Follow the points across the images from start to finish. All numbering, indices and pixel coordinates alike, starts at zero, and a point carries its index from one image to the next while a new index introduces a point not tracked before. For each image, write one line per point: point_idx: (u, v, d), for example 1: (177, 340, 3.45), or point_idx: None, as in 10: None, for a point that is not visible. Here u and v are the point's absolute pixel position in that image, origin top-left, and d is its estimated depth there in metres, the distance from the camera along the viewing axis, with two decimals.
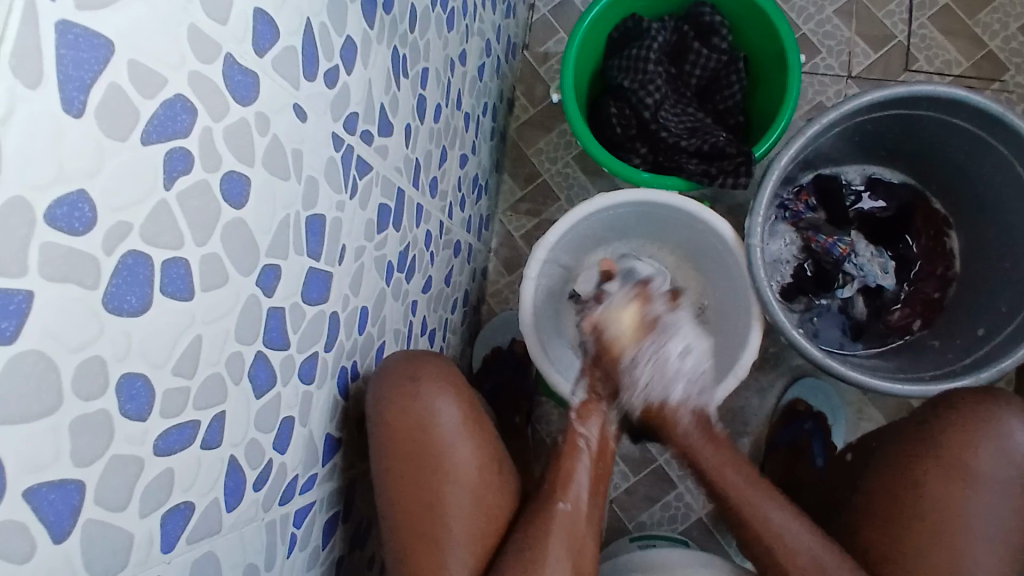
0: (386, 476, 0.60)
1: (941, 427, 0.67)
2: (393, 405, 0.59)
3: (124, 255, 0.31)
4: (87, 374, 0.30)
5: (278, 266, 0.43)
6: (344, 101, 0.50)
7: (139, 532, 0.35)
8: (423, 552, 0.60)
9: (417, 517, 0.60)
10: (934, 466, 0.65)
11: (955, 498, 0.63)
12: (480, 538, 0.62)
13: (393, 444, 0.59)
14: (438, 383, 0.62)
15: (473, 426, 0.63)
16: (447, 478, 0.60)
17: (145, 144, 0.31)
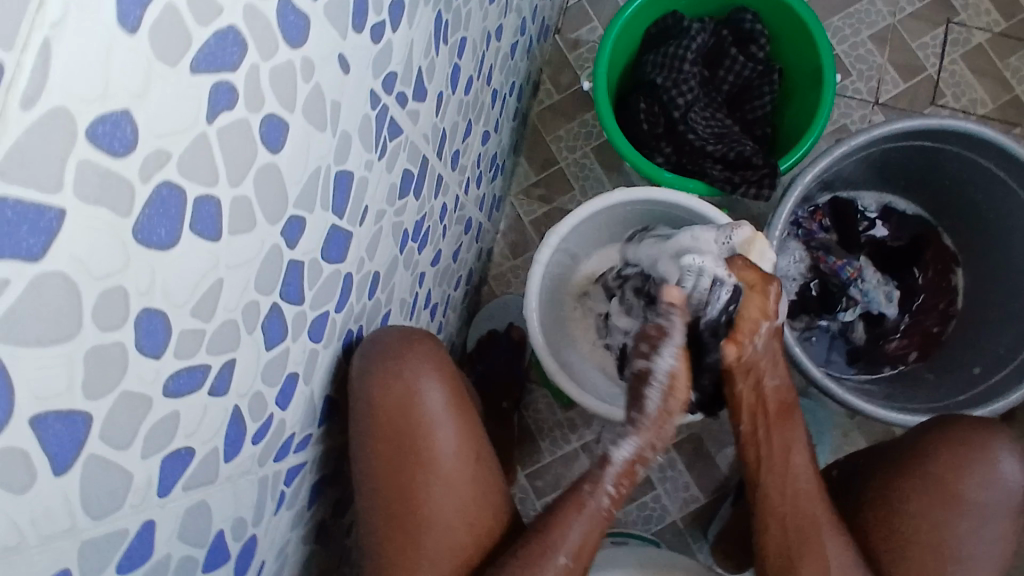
0: (365, 457, 0.58)
1: (932, 447, 0.68)
2: (376, 385, 0.57)
3: (160, 185, 0.30)
4: (109, 305, 0.29)
5: (303, 219, 0.42)
6: (386, 59, 0.48)
7: (139, 474, 0.34)
8: (399, 537, 0.59)
9: (395, 500, 0.59)
10: (924, 487, 0.67)
11: (942, 517, 0.66)
12: (460, 525, 0.60)
13: (374, 425, 0.58)
14: (425, 364, 0.60)
15: (457, 412, 0.61)
16: (426, 465, 0.59)
17: (194, 72, 0.30)
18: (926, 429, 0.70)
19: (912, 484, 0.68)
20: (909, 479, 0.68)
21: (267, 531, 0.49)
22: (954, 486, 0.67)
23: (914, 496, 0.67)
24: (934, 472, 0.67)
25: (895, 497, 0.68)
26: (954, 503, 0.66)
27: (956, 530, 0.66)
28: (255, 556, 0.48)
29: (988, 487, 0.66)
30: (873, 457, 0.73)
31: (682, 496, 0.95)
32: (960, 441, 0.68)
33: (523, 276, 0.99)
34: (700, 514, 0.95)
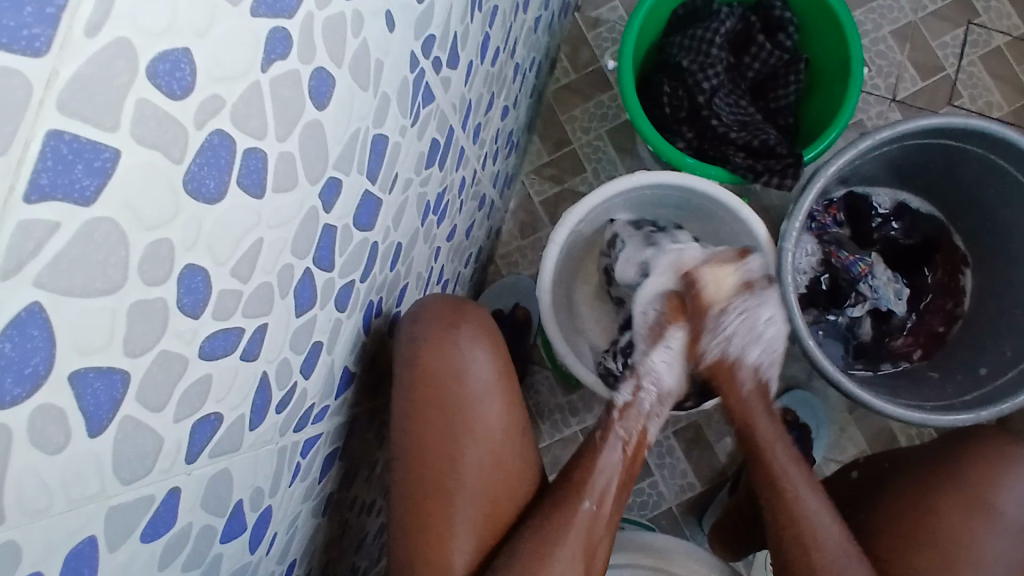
0: (407, 420, 0.58)
1: (961, 456, 0.69)
2: (425, 347, 0.58)
3: (211, 133, 0.28)
4: (154, 257, 0.27)
5: (340, 181, 0.40)
6: (428, 20, 0.46)
7: (169, 438, 0.32)
8: (433, 506, 0.58)
9: (431, 468, 0.58)
10: (951, 493, 0.68)
11: (967, 524, 0.66)
12: (491, 502, 0.60)
13: (418, 388, 0.58)
14: (475, 333, 0.60)
15: (504, 385, 0.61)
16: (469, 434, 0.59)
17: (253, 15, 0.28)
18: (954, 439, 0.72)
19: (943, 496, 0.68)
20: (942, 490, 0.68)
21: (281, 502, 0.47)
22: (984, 499, 0.67)
23: (946, 509, 0.67)
24: (965, 485, 0.68)
25: (926, 510, 0.68)
26: (980, 511, 0.66)
27: (980, 540, 0.65)
28: (269, 528, 0.47)
29: (1018, 499, 0.66)
30: (899, 466, 0.73)
31: (679, 483, 0.96)
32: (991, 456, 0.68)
33: (531, 256, 0.98)
34: (696, 502, 0.95)
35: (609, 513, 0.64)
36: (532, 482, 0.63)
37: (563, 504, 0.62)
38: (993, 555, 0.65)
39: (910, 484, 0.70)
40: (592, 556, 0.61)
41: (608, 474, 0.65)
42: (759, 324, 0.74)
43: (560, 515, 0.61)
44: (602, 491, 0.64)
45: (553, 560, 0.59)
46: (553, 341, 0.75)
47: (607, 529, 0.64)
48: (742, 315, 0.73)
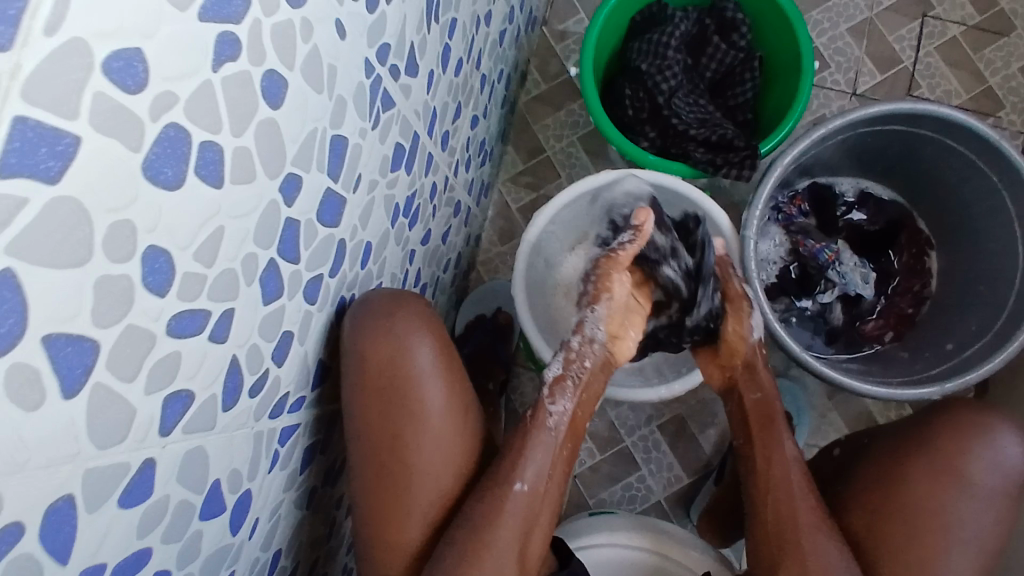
0: (356, 409, 0.60)
1: (934, 428, 0.71)
2: (369, 340, 0.58)
3: (167, 126, 0.31)
4: (117, 237, 0.30)
5: (300, 177, 0.44)
6: (380, 30, 0.50)
7: (141, 410, 0.35)
8: (388, 485, 0.62)
9: (386, 455, 0.61)
10: (925, 466, 0.69)
11: (943, 497, 0.68)
12: (439, 479, 0.63)
13: (365, 380, 0.59)
14: (416, 322, 0.62)
15: (446, 370, 0.64)
16: (415, 420, 0.62)
17: (201, 19, 0.32)
18: (925, 414, 0.73)
19: (914, 469, 0.69)
20: (915, 462, 0.70)
21: (261, 487, 0.50)
22: (955, 470, 0.68)
23: (917, 480, 0.69)
24: (936, 456, 0.69)
25: (898, 481, 0.70)
26: (955, 482, 0.68)
27: (955, 513, 0.67)
28: (249, 514, 0.49)
29: (988, 468, 0.68)
30: (875, 442, 0.75)
31: (666, 476, 0.97)
32: (963, 425, 0.70)
33: (511, 262, 1.01)
34: (684, 494, 0.97)
35: (549, 490, 0.65)
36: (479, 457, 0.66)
37: (499, 486, 0.62)
38: (964, 522, 0.67)
39: (881, 458, 0.72)
40: (530, 532, 0.64)
41: (552, 454, 0.65)
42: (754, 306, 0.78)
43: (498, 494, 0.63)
44: (535, 475, 0.64)
45: (496, 538, 0.61)
46: (533, 340, 0.80)
47: (548, 504, 0.65)
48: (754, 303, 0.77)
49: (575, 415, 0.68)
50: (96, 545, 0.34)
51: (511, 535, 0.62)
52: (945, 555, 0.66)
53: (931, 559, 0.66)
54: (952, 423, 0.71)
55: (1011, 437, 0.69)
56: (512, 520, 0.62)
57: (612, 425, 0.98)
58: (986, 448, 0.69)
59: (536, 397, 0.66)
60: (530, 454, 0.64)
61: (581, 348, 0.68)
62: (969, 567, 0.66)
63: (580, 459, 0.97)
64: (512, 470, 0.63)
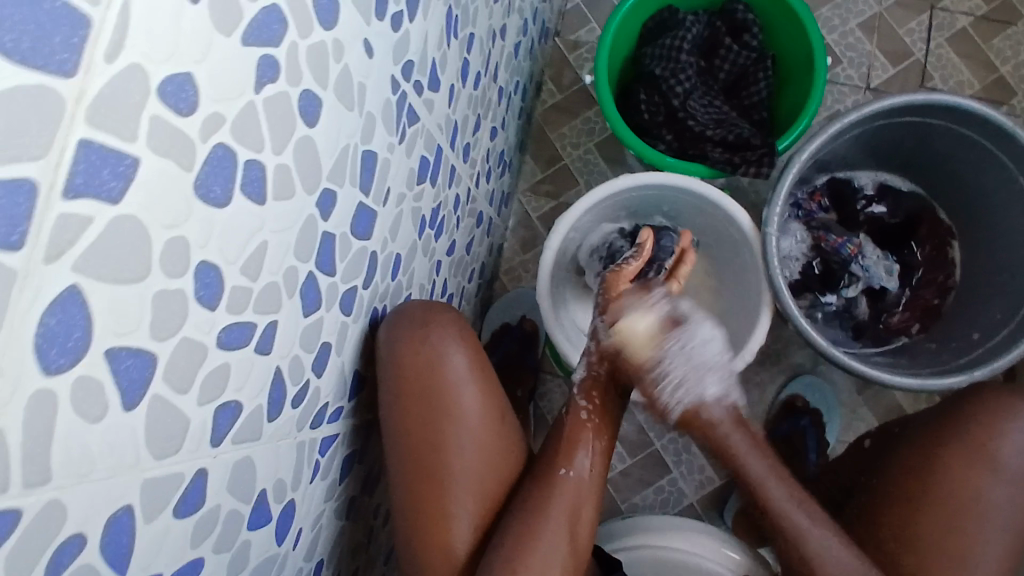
0: (394, 418, 0.61)
1: (965, 413, 0.71)
2: (404, 347, 0.59)
3: (216, 146, 0.33)
4: (173, 253, 0.32)
5: (334, 192, 0.45)
6: (404, 47, 0.51)
7: (195, 420, 0.36)
8: (431, 493, 0.62)
9: (427, 462, 0.62)
10: (955, 449, 0.69)
11: (971, 480, 0.68)
12: (481, 482, 0.64)
13: (402, 388, 0.60)
14: (447, 329, 0.64)
15: (479, 373, 0.65)
16: (453, 424, 0.63)
17: (245, 44, 0.33)
18: (953, 399, 0.74)
19: (945, 453, 0.69)
20: (944, 447, 0.70)
21: (304, 497, 0.51)
22: (985, 453, 0.68)
23: (948, 464, 0.69)
24: (967, 439, 0.69)
25: (928, 467, 0.70)
26: (984, 465, 0.68)
27: (985, 496, 0.67)
28: (293, 523, 0.50)
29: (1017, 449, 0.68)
30: (908, 432, 0.75)
31: (698, 478, 0.97)
32: (994, 408, 0.70)
33: (534, 270, 1.02)
34: (717, 496, 0.97)
35: (590, 485, 0.68)
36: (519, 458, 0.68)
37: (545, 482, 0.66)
38: (998, 505, 0.66)
39: (911, 446, 0.72)
40: (579, 526, 0.66)
41: (590, 453, 0.70)
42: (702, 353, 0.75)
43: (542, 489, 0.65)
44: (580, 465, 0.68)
45: (545, 533, 0.63)
46: (557, 341, 0.80)
47: (590, 500, 0.68)
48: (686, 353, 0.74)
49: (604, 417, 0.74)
50: (152, 556, 0.36)
51: (561, 531, 0.64)
52: (981, 540, 0.66)
53: (968, 546, 0.66)
54: (978, 406, 0.71)
55: None
56: (560, 513, 0.64)
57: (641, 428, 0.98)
58: (1015, 430, 0.69)
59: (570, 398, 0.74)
60: (572, 454, 0.68)
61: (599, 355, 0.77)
62: (1006, 551, 0.65)
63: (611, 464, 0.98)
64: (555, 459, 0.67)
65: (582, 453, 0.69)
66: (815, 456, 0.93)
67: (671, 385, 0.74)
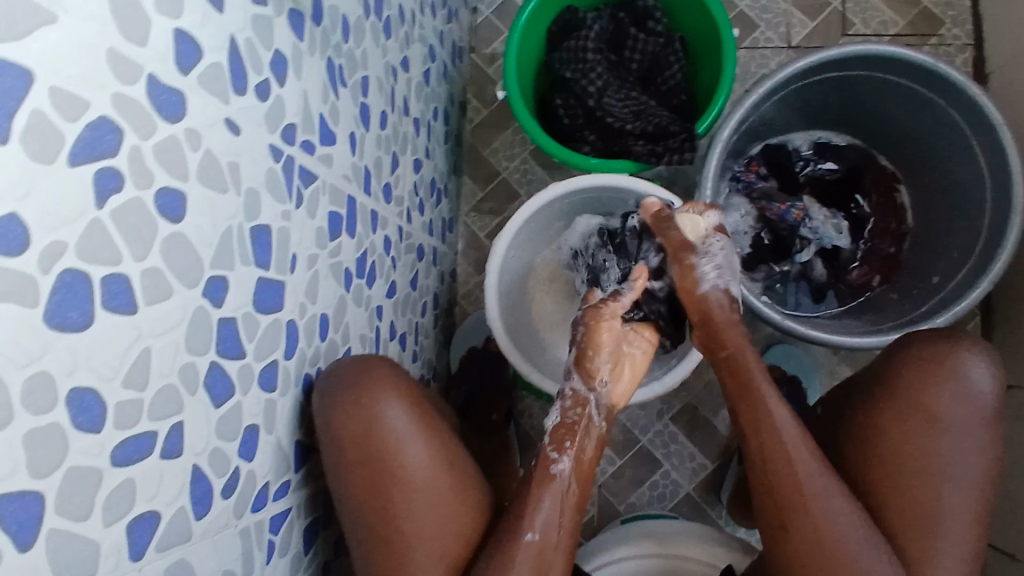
0: (341, 484, 0.60)
1: (898, 369, 0.71)
2: (338, 415, 0.58)
3: (63, 273, 0.32)
4: (36, 389, 0.31)
5: (225, 277, 0.45)
6: (279, 113, 0.50)
7: (106, 541, 0.36)
8: (391, 555, 0.62)
9: (381, 524, 0.62)
10: (900, 411, 0.70)
11: (921, 441, 0.68)
12: (439, 539, 0.64)
13: (344, 454, 0.60)
14: (385, 387, 0.63)
15: (422, 426, 0.65)
16: (401, 484, 0.63)
17: (73, 165, 0.32)
18: (892, 353, 0.74)
19: (889, 416, 0.70)
20: (885, 413, 0.70)
21: None
22: (929, 410, 0.69)
23: (892, 429, 0.69)
24: (909, 396, 0.70)
25: (876, 436, 0.70)
26: (933, 423, 0.68)
27: (939, 456, 0.67)
28: None
29: (954, 401, 0.69)
30: (849, 398, 0.75)
31: (690, 467, 1.01)
32: (929, 358, 0.71)
33: None
34: (711, 481, 1.00)
35: (559, 534, 0.66)
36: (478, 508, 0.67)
37: (506, 536, 0.64)
38: (950, 460, 0.67)
39: (856, 417, 0.72)
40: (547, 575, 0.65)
41: (553, 505, 0.66)
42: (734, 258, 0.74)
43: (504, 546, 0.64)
44: (546, 523, 0.65)
45: None
46: (515, 363, 0.80)
47: (562, 549, 0.66)
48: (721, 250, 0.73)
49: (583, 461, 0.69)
50: None
51: None
52: (942, 496, 0.67)
53: (930, 506, 0.67)
54: (909, 365, 0.71)
55: (975, 360, 0.70)
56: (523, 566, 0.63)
57: (625, 428, 1.02)
58: (951, 381, 0.69)
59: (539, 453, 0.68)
60: (536, 507, 0.65)
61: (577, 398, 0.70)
62: (968, 501, 0.67)
63: (602, 468, 1.01)
64: (519, 524, 0.64)
65: (545, 500, 0.66)
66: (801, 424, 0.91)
67: (715, 275, 0.72)
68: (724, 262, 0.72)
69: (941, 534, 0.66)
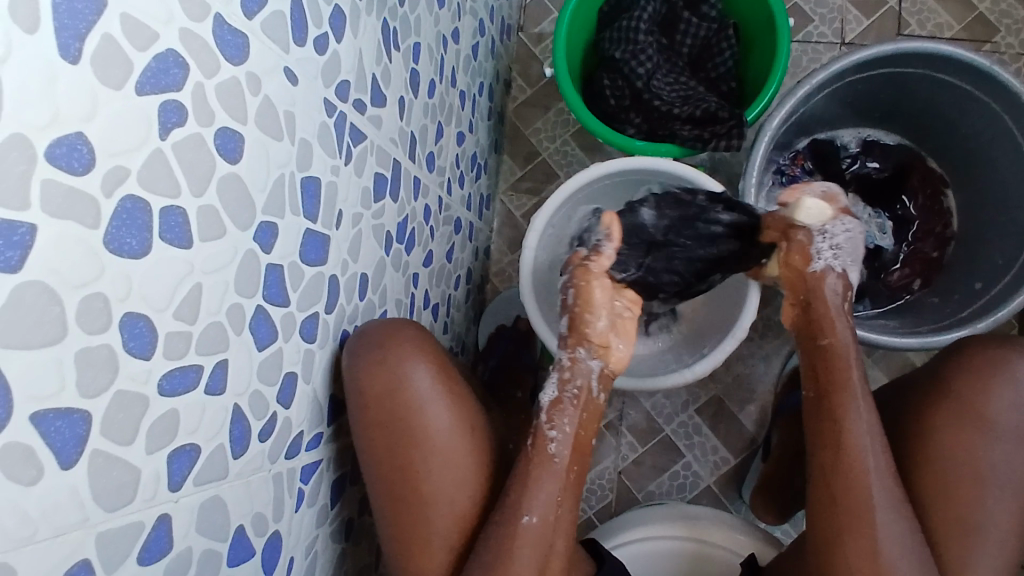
0: (363, 442, 0.61)
1: (956, 371, 0.70)
2: (365, 374, 0.59)
3: (123, 199, 0.33)
4: (90, 311, 0.32)
5: (274, 224, 0.45)
6: (335, 68, 0.51)
7: (146, 469, 0.37)
8: (409, 514, 0.63)
9: (398, 484, 0.63)
10: (950, 414, 0.68)
11: (969, 446, 0.67)
12: (454, 503, 0.64)
13: (367, 414, 0.60)
14: (411, 348, 0.63)
15: (445, 390, 0.65)
16: (422, 445, 0.63)
17: (139, 94, 0.33)
18: (943, 359, 0.72)
19: (940, 418, 0.69)
20: (936, 414, 0.69)
21: (291, 527, 0.52)
22: (981, 416, 0.67)
23: (942, 432, 0.68)
24: (961, 400, 0.68)
25: (923, 439, 0.69)
26: (984, 428, 0.67)
27: (988, 462, 0.66)
28: (283, 552, 0.51)
29: (1009, 408, 0.67)
30: (903, 398, 0.74)
31: (712, 460, 1.00)
32: (983, 363, 0.69)
33: None
34: (732, 475, 1.00)
35: (557, 518, 0.65)
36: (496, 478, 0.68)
37: (505, 520, 0.63)
38: (998, 467, 0.66)
39: (907, 417, 0.72)
40: (550, 560, 0.64)
41: (551, 491, 0.64)
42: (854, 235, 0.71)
43: (504, 529, 0.63)
44: (545, 508, 0.64)
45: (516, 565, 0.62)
46: (546, 340, 0.80)
47: (561, 532, 0.65)
48: (844, 232, 0.70)
49: (579, 436, 0.68)
50: None
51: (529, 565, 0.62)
52: (987, 502, 0.66)
53: (972, 511, 0.66)
54: (967, 368, 0.69)
55: None
56: (525, 550, 0.62)
57: (649, 417, 1.02)
58: (1006, 388, 0.68)
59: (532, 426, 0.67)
60: (536, 487, 0.64)
61: (574, 367, 0.68)
62: (1011, 510, 0.65)
63: (622, 454, 1.01)
64: (518, 507, 0.63)
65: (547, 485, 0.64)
66: None
67: (830, 254, 0.70)
68: (842, 245, 0.70)
69: (977, 541, 0.65)
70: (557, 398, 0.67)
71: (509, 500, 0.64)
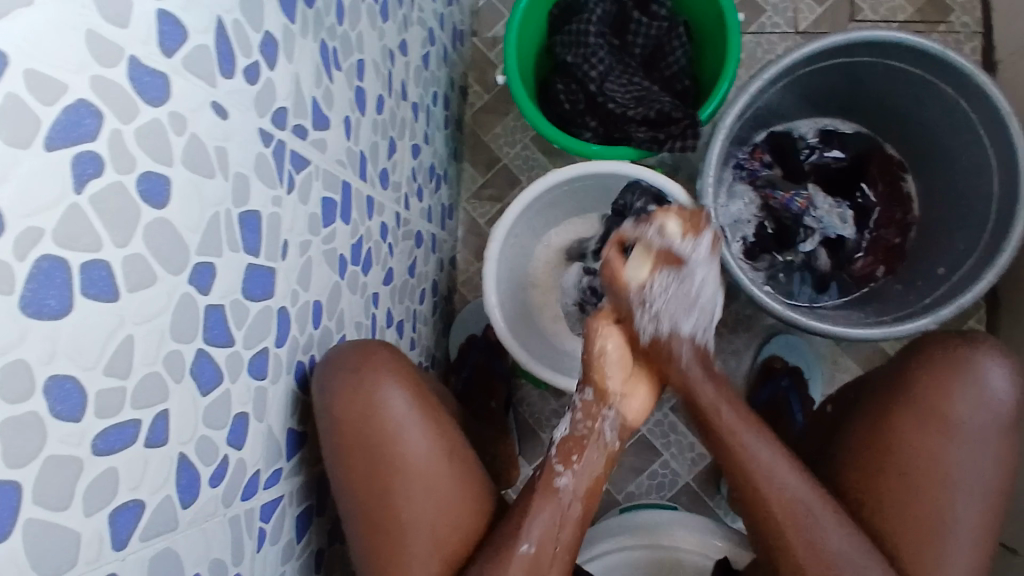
0: (340, 469, 0.61)
1: (916, 372, 0.71)
2: (338, 401, 0.60)
3: (39, 260, 0.32)
4: (12, 378, 0.31)
5: (212, 264, 0.44)
6: (270, 96, 0.50)
7: (88, 531, 0.36)
8: (390, 544, 0.62)
9: (376, 511, 0.62)
10: (911, 417, 0.69)
11: (932, 447, 0.67)
12: (435, 531, 0.63)
13: (341, 439, 0.61)
14: (385, 372, 0.64)
15: (423, 413, 0.65)
16: (400, 470, 0.63)
17: (50, 149, 0.32)
18: (909, 352, 0.74)
19: (900, 418, 0.69)
20: (897, 412, 0.70)
21: (252, 568, 0.51)
22: (943, 416, 0.68)
23: (903, 432, 0.69)
24: (925, 399, 0.69)
25: (884, 436, 0.69)
26: (946, 428, 0.68)
27: (951, 464, 0.67)
28: None
29: (968, 404, 0.68)
30: (862, 397, 0.75)
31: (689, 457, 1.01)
32: (955, 358, 0.70)
33: None
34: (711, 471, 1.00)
35: (557, 551, 0.65)
36: (480, 504, 0.67)
37: (502, 546, 0.63)
38: (964, 465, 0.67)
39: (861, 422, 0.72)
40: None
41: (553, 513, 0.65)
42: (694, 291, 0.67)
43: (500, 554, 0.63)
44: (543, 534, 0.64)
45: None
46: (514, 352, 0.79)
47: (559, 562, 0.65)
48: (680, 283, 0.67)
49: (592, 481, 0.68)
50: None
51: None
52: (951, 502, 0.66)
53: (940, 510, 0.66)
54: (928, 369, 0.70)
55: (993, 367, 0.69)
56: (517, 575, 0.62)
57: None
58: (968, 386, 0.68)
59: (544, 459, 0.68)
60: (534, 514, 0.65)
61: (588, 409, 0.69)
62: (979, 509, 0.66)
63: None
64: (518, 532, 0.63)
65: (548, 513, 0.65)
66: (799, 414, 0.93)
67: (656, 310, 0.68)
68: (676, 296, 0.67)
69: (945, 544, 0.65)
70: (571, 433, 0.69)
71: (508, 525, 0.65)
